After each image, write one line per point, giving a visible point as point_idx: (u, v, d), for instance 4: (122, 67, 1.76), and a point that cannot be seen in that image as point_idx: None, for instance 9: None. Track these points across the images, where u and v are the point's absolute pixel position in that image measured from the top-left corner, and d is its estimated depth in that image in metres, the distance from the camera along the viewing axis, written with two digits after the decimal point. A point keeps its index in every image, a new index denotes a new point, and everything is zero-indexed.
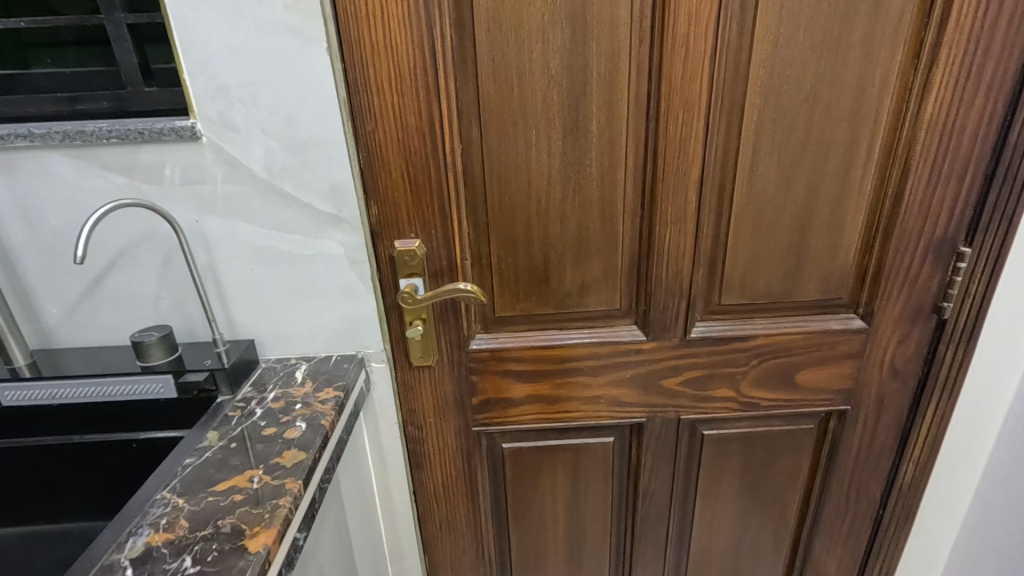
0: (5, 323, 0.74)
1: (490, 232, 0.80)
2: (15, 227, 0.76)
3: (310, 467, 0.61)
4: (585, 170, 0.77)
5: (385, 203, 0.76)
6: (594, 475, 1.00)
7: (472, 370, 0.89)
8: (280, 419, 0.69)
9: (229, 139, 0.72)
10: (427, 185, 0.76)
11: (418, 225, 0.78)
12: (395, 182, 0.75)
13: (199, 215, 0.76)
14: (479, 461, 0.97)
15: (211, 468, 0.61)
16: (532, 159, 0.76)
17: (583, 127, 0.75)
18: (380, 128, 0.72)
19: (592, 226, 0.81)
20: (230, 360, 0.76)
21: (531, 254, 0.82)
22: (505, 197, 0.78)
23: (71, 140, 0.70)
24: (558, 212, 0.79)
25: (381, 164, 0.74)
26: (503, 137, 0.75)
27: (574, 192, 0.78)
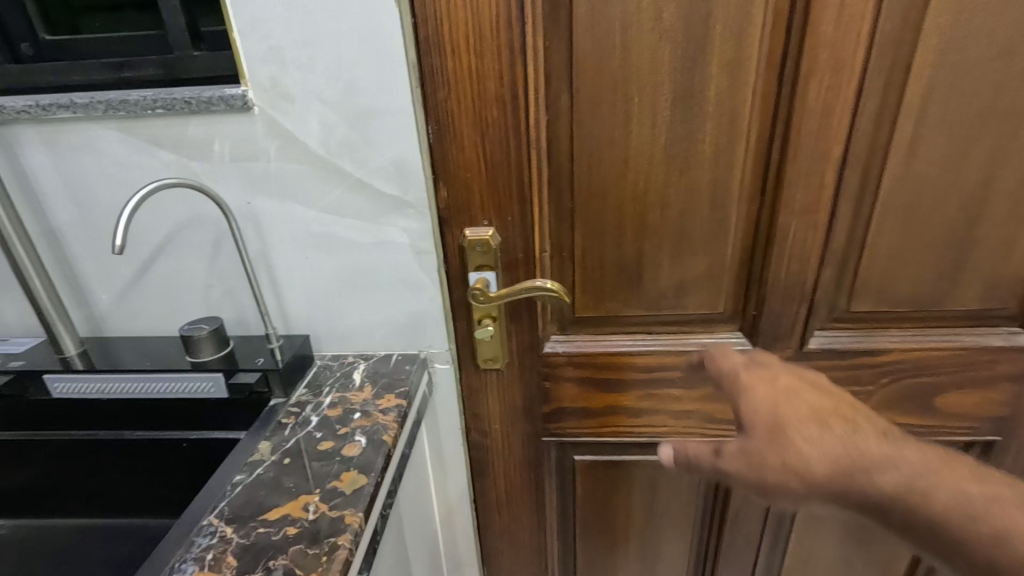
0: (53, 310, 0.70)
1: (575, 220, 0.68)
2: (62, 206, 0.70)
3: (372, 495, 0.53)
4: (697, 147, 0.63)
5: (456, 185, 0.66)
6: (676, 496, 0.89)
7: (545, 376, 0.79)
8: (337, 431, 0.61)
9: (283, 110, 0.63)
10: (505, 165, 0.64)
11: (492, 210, 0.67)
12: (468, 161, 0.64)
13: (251, 196, 0.68)
14: (547, 474, 0.87)
15: (262, 489, 0.53)
16: (632, 134, 0.63)
17: (698, 93, 0.61)
18: (453, 97, 0.61)
19: (699, 216, 0.67)
20: (284, 359, 0.69)
21: (622, 247, 0.69)
22: (596, 179, 0.66)
23: (114, 111, 0.63)
24: (658, 199, 0.66)
25: (453, 139, 0.63)
26: (599, 107, 0.62)
27: (680, 175, 0.65)
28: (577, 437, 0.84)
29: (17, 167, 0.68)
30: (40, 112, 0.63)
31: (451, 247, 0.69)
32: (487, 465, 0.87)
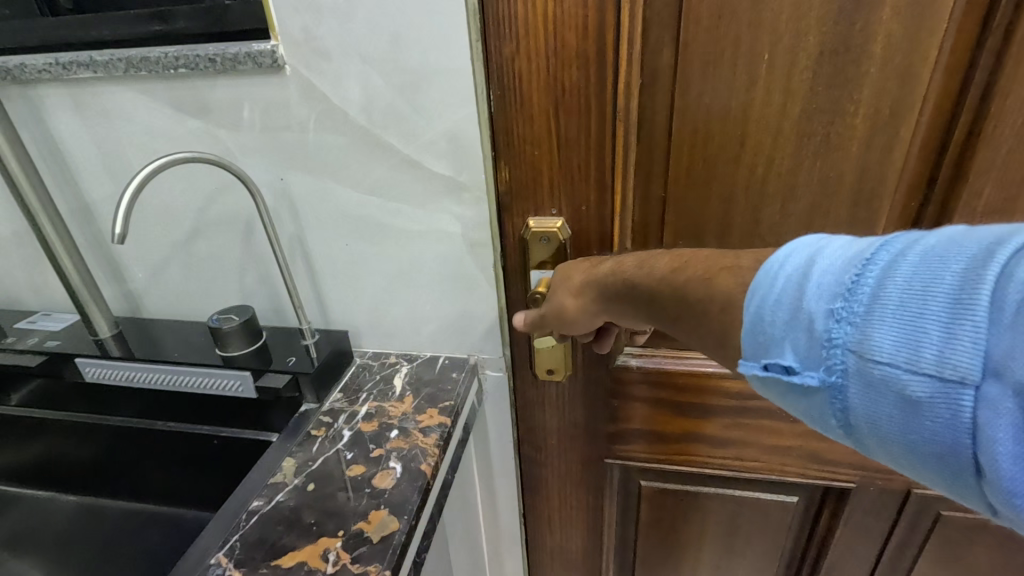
0: (86, 290, 0.65)
1: (667, 210, 0.54)
2: (93, 178, 0.64)
3: (402, 545, 0.44)
4: (844, 122, 0.47)
5: (521, 166, 0.53)
6: (760, 539, 0.75)
7: (614, 393, 0.67)
8: (370, 452, 0.53)
9: (319, 69, 0.53)
10: (583, 140, 0.51)
11: (563, 196, 0.54)
12: (537, 136, 0.51)
13: (285, 171, 0.59)
14: (607, 499, 0.76)
15: (280, 523, 0.46)
16: (756, 103, 0.47)
17: (859, 44, 0.44)
18: (523, 54, 0.48)
19: (835, 213, 0.51)
20: (319, 358, 0.61)
21: (725, 249, 0.55)
22: (700, 160, 0.51)
23: (135, 70, 0.55)
24: (780, 191, 0.51)
25: (521, 109, 0.50)
26: (713, 66, 0.47)
27: (815, 160, 0.49)
28: (646, 463, 0.72)
29: (46, 133, 0.62)
30: (61, 70, 0.57)
31: (511, 240, 0.58)
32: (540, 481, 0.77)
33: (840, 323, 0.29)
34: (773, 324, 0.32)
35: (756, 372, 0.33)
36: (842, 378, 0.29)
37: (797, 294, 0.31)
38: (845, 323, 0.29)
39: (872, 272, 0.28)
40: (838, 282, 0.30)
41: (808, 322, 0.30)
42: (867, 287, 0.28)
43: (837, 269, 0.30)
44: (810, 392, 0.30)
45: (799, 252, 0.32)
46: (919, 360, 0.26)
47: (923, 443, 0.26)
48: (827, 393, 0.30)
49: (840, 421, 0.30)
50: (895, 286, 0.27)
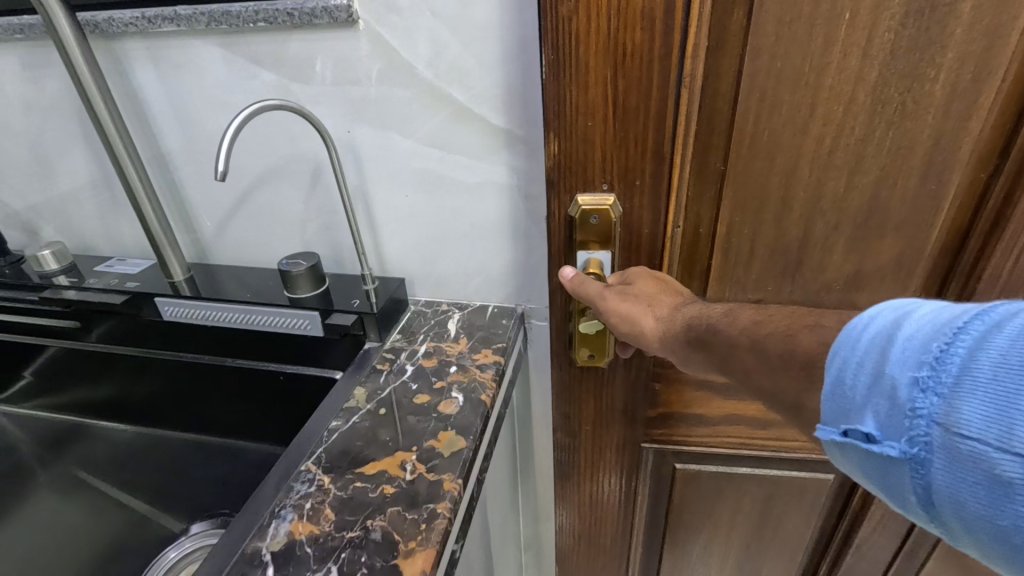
0: (163, 236, 0.70)
1: (724, 185, 0.53)
2: (168, 130, 0.69)
3: (470, 459, 0.48)
4: (920, 86, 0.46)
5: (571, 138, 0.51)
6: (793, 513, 0.79)
7: (656, 377, 0.69)
8: (433, 384, 0.58)
9: (390, 24, 0.56)
10: (641, 109, 0.48)
11: (616, 173, 0.52)
12: (593, 105, 0.49)
13: (351, 124, 0.62)
14: (642, 481, 0.78)
15: (360, 440, 0.51)
16: (833, 65, 0.46)
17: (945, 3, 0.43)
18: (582, 14, 0.45)
19: (903, 183, 0.51)
20: (379, 302, 0.66)
21: (784, 225, 0.54)
22: (765, 130, 0.49)
23: (217, 24, 0.58)
24: (847, 162, 0.50)
25: (576, 75, 0.47)
26: (789, 25, 0.45)
27: (886, 129, 0.48)
28: (683, 445, 0.75)
29: (127, 85, 0.66)
30: (146, 24, 0.60)
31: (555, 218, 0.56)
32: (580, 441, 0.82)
33: (925, 393, 0.26)
34: (850, 385, 0.30)
35: (832, 438, 0.30)
36: (925, 452, 0.26)
37: (879, 357, 0.29)
38: (930, 393, 0.26)
39: (964, 341, 0.26)
40: (924, 349, 0.27)
41: (891, 391, 0.28)
42: (957, 357, 0.25)
43: (925, 335, 0.27)
44: (888, 465, 0.27)
45: (882, 313, 0.30)
46: (1011, 439, 0.23)
47: (1019, 537, 0.23)
48: (908, 467, 0.27)
49: (920, 499, 0.27)
50: (989, 360, 0.24)
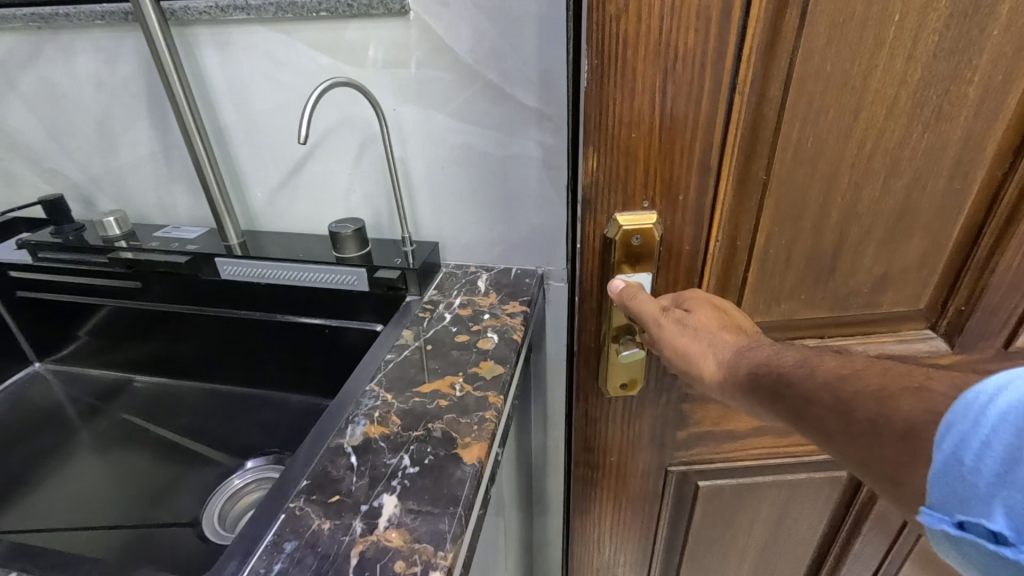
0: (222, 203, 0.78)
1: (765, 195, 0.54)
2: (228, 108, 0.77)
3: (508, 382, 0.57)
4: (957, 89, 0.49)
5: (612, 151, 0.51)
6: (808, 510, 0.83)
7: (685, 399, 0.71)
8: (470, 327, 0.67)
9: (437, 15, 0.64)
10: (686, 117, 0.49)
11: (661, 185, 0.53)
12: (639, 113, 0.49)
13: (397, 103, 0.71)
14: (665, 498, 0.80)
15: (413, 367, 0.60)
16: (878, 70, 0.48)
17: (986, 6, 0.46)
18: (631, 14, 0.44)
19: (932, 185, 0.54)
20: (417, 261, 0.74)
21: (822, 232, 0.56)
22: (808, 138, 0.51)
23: (283, 13, 0.67)
24: (885, 166, 0.53)
25: (623, 83, 0.47)
26: (842, 27, 0.46)
27: (918, 129, 0.51)
28: (706, 464, 0.78)
29: (195, 67, 0.75)
30: (219, 13, 0.69)
31: (590, 255, 0.58)
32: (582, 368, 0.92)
33: None
34: (979, 476, 0.28)
35: (944, 524, 0.30)
36: None
37: (1012, 444, 0.28)
38: None
39: None
40: None
41: None
42: None
43: None
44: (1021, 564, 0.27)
45: (1009, 388, 0.29)
46: None
47: None
48: None
49: None
50: None
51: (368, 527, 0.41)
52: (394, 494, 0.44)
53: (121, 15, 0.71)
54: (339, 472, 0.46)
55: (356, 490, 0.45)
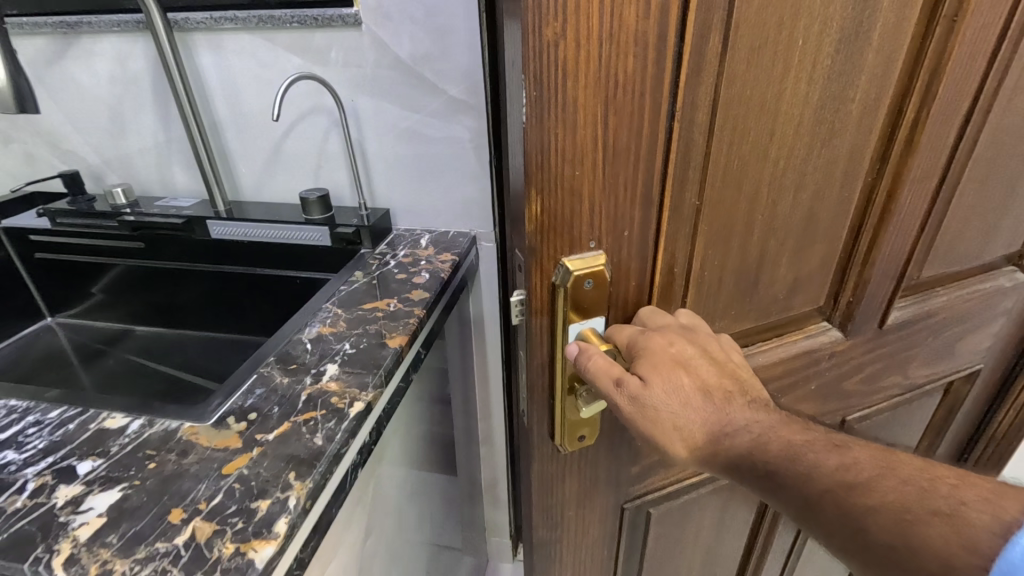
0: (213, 176, 0.95)
1: (699, 220, 0.50)
2: (219, 100, 0.95)
3: (432, 301, 0.76)
4: (844, 108, 0.51)
5: (556, 194, 0.43)
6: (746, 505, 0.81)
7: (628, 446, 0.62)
8: (409, 268, 0.85)
9: (383, 27, 0.83)
10: (629, 148, 0.43)
11: (604, 223, 0.46)
12: (582, 147, 0.42)
13: (354, 95, 0.89)
14: (618, 537, 0.71)
15: (360, 293, 0.78)
16: (787, 92, 0.47)
17: (865, 32, 0.47)
18: (569, 40, 0.37)
19: (828, 194, 0.55)
20: (371, 221, 0.93)
21: (745, 249, 0.54)
22: (731, 159, 0.48)
23: (264, 24, 0.86)
24: (792, 182, 0.52)
25: (564, 115, 0.40)
26: (759, 51, 0.44)
27: (818, 146, 0.51)
28: (657, 491, 0.70)
29: (193, 66, 0.93)
30: (213, 23, 0.87)
31: (540, 312, 0.50)
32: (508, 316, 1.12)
33: None
34: None
35: None
36: None
37: None
38: None
39: None
40: None
41: None
42: None
43: None
44: None
45: None
46: None
47: None
48: None
49: None
50: None
51: (315, 379, 0.59)
52: (336, 362, 0.62)
53: (132, 23, 0.90)
54: (299, 351, 0.65)
55: (309, 361, 0.63)
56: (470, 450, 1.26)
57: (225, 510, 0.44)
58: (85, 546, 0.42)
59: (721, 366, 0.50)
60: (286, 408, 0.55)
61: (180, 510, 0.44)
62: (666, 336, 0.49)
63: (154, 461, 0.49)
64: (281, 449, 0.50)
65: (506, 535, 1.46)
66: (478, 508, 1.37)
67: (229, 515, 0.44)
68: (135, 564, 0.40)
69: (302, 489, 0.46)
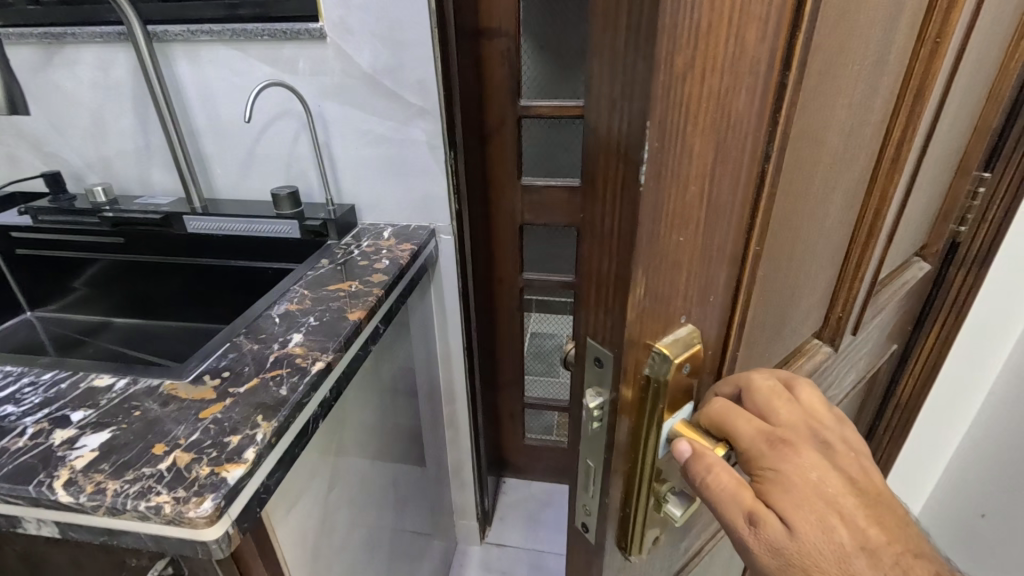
0: (189, 176, 1.03)
1: (762, 267, 0.44)
2: (195, 105, 1.03)
3: (390, 283, 0.85)
4: (858, 133, 0.50)
5: (659, 263, 0.35)
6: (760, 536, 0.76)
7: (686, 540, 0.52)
8: (371, 256, 0.94)
9: (346, 40, 0.93)
10: (723, 200, 0.37)
11: (692, 288, 0.39)
12: (687, 206, 0.35)
13: (321, 100, 0.99)
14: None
15: (325, 276, 0.87)
16: (831, 121, 0.44)
17: (878, 61, 0.47)
18: (695, 75, 0.30)
19: (840, 216, 0.55)
20: (337, 215, 1.01)
21: (784, 287, 0.50)
22: (790, 196, 0.44)
23: (237, 36, 0.95)
24: (819, 209, 0.50)
25: (678, 168, 0.33)
26: (821, 81, 0.40)
27: (838, 172, 0.50)
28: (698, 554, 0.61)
29: (171, 74, 1.01)
30: (190, 35, 0.96)
31: (627, 410, 0.40)
32: (468, 305, 1.22)
33: None
34: None
35: None
36: None
37: None
38: None
39: None
40: None
41: None
42: None
43: None
44: None
45: None
46: None
47: None
48: None
49: None
50: None
51: (282, 345, 0.68)
52: (301, 333, 0.71)
53: (113, 35, 0.97)
54: (268, 324, 0.73)
55: (277, 332, 0.71)
56: (438, 434, 1.34)
57: (201, 443, 0.53)
58: (81, 472, 0.49)
59: (866, 495, 0.38)
60: (254, 368, 0.64)
61: (162, 444, 0.53)
62: (801, 452, 0.38)
63: (138, 410, 0.57)
64: (251, 399, 0.59)
65: (472, 518, 1.55)
66: (445, 492, 1.45)
67: (205, 446, 0.52)
68: (125, 483, 0.48)
69: (269, 426, 0.55)
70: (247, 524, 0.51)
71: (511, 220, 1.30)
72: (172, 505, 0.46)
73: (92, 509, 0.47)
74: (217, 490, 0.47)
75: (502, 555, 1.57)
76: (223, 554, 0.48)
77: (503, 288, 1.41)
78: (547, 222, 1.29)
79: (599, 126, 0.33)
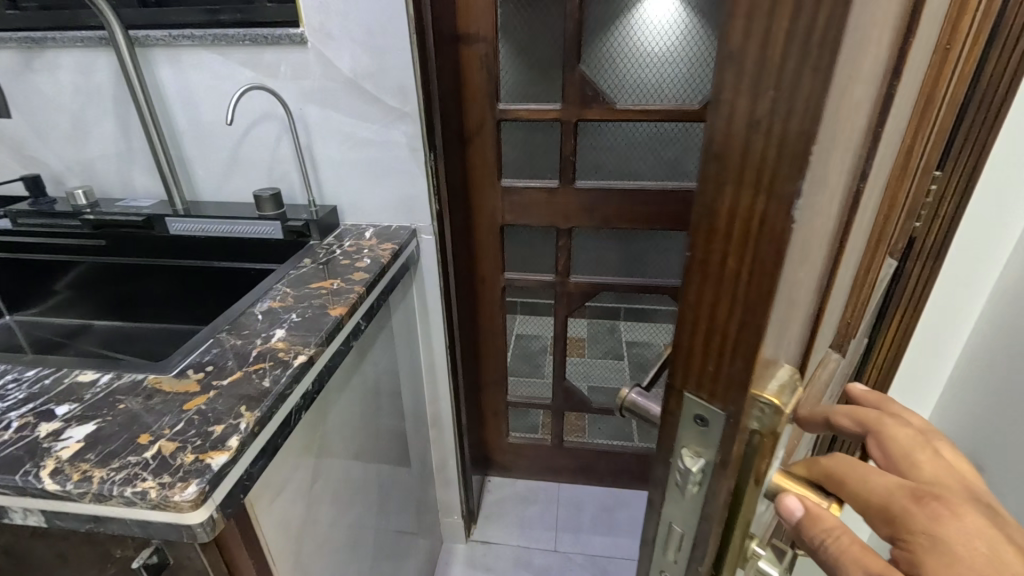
0: (171, 178, 1.04)
1: (826, 288, 0.40)
2: (177, 109, 1.04)
3: (371, 281, 0.87)
4: (891, 139, 0.48)
5: (782, 308, 0.28)
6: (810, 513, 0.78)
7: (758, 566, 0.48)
8: (353, 255, 0.96)
9: (326, 45, 0.95)
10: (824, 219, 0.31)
11: (792, 328, 0.33)
12: (810, 237, 0.28)
13: (303, 104, 1.01)
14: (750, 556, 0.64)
15: (306, 275, 0.89)
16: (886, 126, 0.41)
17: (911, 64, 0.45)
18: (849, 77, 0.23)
19: (865, 224, 0.53)
20: (319, 216, 1.03)
21: (833, 304, 0.46)
22: (853, 207, 0.39)
23: (218, 41, 0.96)
24: (864, 218, 0.47)
25: (816, 195, 0.26)
26: (890, 83, 0.36)
27: (877, 179, 0.47)
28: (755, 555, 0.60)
29: (153, 79, 1.02)
30: (171, 40, 0.97)
31: (735, 478, 0.33)
32: (450, 303, 1.24)
33: None
34: None
35: None
36: None
37: None
38: None
39: None
40: None
41: None
42: None
43: None
44: None
45: None
46: None
47: None
48: None
49: None
50: None
51: (265, 340, 0.70)
52: (284, 328, 0.73)
53: (95, 39, 0.99)
54: (251, 321, 0.75)
55: (260, 328, 0.73)
56: (422, 432, 1.36)
57: (186, 433, 0.54)
58: (67, 462, 0.51)
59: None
60: (238, 362, 0.66)
61: (147, 434, 0.54)
62: (953, 510, 0.35)
63: (122, 403, 0.59)
64: (234, 391, 0.60)
65: (457, 516, 1.56)
66: (430, 491, 1.46)
67: (190, 435, 0.54)
68: (110, 471, 0.50)
69: (252, 416, 0.57)
70: (231, 510, 0.53)
71: (492, 220, 1.33)
72: (157, 490, 0.48)
73: (79, 496, 0.49)
74: (202, 476, 0.49)
75: (488, 551, 1.59)
76: (207, 538, 0.50)
77: (485, 287, 1.44)
78: (527, 222, 1.33)
79: (726, 141, 0.24)
